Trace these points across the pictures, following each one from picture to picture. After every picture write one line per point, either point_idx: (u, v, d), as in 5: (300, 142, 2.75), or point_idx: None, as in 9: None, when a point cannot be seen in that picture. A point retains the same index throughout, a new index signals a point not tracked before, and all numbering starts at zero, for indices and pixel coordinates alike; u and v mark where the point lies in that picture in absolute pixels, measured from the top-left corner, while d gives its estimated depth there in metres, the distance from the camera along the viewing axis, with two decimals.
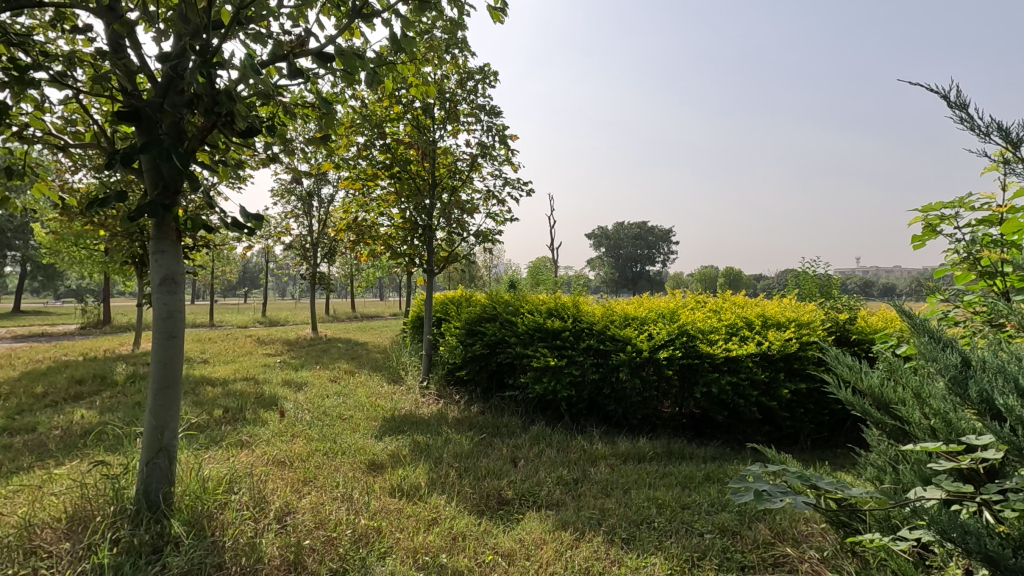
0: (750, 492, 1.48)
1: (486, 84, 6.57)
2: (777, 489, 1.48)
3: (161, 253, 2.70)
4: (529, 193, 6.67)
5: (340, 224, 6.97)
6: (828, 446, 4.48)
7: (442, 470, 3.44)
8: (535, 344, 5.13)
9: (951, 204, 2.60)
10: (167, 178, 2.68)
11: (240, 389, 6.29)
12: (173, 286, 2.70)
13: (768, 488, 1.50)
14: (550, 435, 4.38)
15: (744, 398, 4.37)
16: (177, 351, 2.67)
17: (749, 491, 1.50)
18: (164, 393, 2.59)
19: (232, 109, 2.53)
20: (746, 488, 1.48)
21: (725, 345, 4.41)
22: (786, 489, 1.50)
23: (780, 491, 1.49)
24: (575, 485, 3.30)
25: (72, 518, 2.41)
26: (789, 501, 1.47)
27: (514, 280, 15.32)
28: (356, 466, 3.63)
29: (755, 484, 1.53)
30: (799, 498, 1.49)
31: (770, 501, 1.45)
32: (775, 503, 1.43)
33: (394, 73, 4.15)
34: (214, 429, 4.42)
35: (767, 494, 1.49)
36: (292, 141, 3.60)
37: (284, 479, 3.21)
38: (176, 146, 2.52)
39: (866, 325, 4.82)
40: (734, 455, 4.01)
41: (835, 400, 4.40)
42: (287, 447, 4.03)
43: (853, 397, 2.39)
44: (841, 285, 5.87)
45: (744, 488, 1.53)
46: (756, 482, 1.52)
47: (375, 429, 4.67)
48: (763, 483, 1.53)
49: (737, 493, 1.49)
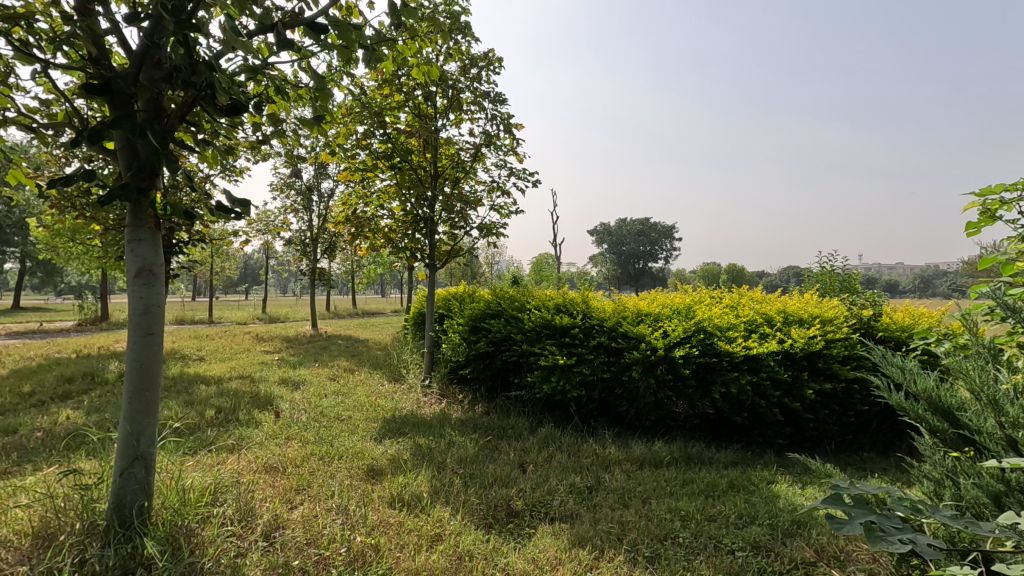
0: (855, 523, 1.18)
1: (490, 71, 6.31)
2: (893, 526, 1.18)
3: (138, 243, 2.45)
4: (535, 184, 6.43)
5: (339, 217, 6.72)
6: (853, 450, 4.25)
7: (445, 477, 3.20)
8: (542, 341, 4.87)
9: (1013, 187, 2.34)
10: (143, 159, 2.43)
11: (236, 387, 6.06)
12: (151, 278, 2.45)
13: (879, 522, 1.19)
14: (560, 438, 4.14)
15: (765, 399, 4.13)
16: (155, 350, 2.43)
17: (855, 523, 1.19)
18: (141, 395, 2.36)
19: (214, 80, 2.25)
20: (853, 519, 1.18)
21: (745, 343, 4.16)
22: (904, 527, 1.22)
23: (896, 528, 1.19)
24: (589, 494, 3.06)
25: (36, 536, 2.17)
26: (909, 543, 1.18)
27: (516, 275, 15.07)
28: (353, 472, 3.39)
29: (860, 514, 1.24)
30: (923, 539, 1.19)
31: (885, 541, 1.14)
32: (896, 546, 1.11)
33: (394, 54, 3.90)
34: (203, 432, 4.18)
35: (878, 529, 1.20)
36: (283, 124, 3.34)
37: (274, 488, 2.97)
38: (152, 123, 2.27)
39: (892, 322, 4.58)
40: (756, 459, 3.77)
41: (861, 401, 4.16)
42: (281, 452, 3.79)
43: (907, 402, 2.14)
44: (860, 279, 5.64)
45: (845, 517, 1.24)
46: (861, 512, 1.22)
47: (374, 431, 4.43)
48: (871, 514, 1.23)
49: (840, 525, 1.18)
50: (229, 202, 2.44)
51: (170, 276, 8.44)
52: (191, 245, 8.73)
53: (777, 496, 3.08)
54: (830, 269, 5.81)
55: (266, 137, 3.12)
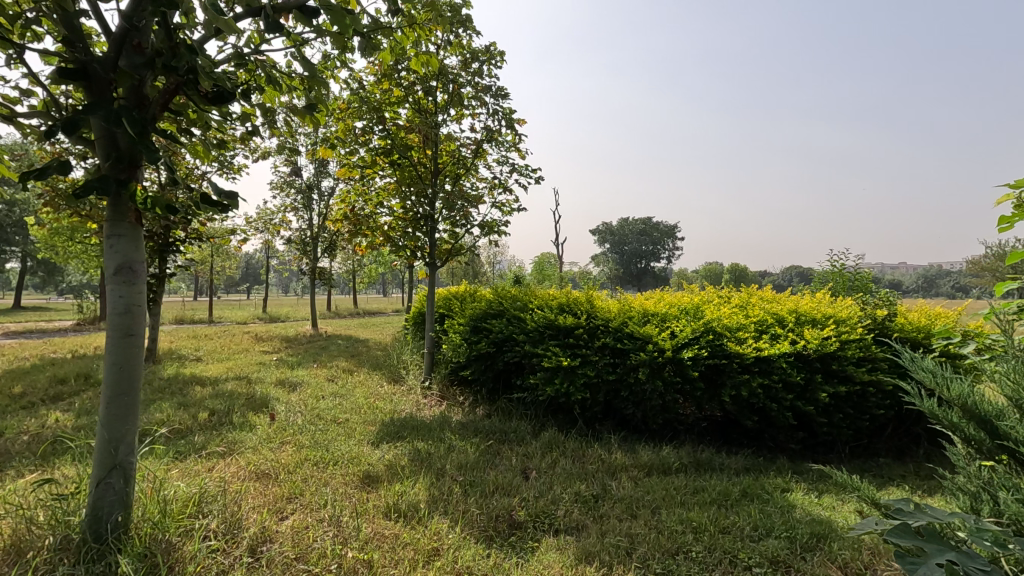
0: (933, 566, 1.13)
1: (491, 65, 6.16)
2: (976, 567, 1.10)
3: (117, 238, 2.31)
4: (537, 181, 6.27)
5: (338, 215, 6.58)
6: (868, 455, 4.09)
7: (444, 486, 3.05)
8: (545, 342, 4.72)
9: None
10: (123, 150, 2.29)
11: (231, 389, 5.93)
12: (130, 276, 2.31)
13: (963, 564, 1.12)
14: (564, 442, 3.99)
15: (777, 402, 3.97)
16: (135, 351, 2.30)
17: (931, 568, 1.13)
18: (119, 400, 2.23)
19: (194, 64, 2.11)
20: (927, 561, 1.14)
21: (757, 344, 4.00)
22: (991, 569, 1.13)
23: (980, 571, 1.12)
24: (596, 504, 2.91)
25: (4, 551, 2.05)
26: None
27: (518, 275, 14.94)
28: (348, 480, 3.24)
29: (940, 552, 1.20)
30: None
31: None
32: None
33: (391, 43, 3.76)
34: (195, 437, 4.04)
35: (961, 570, 1.13)
36: (275, 116, 3.20)
37: (263, 497, 2.83)
38: (130, 111, 2.14)
39: (908, 322, 4.42)
40: (769, 466, 3.62)
41: (876, 404, 4.01)
42: (275, 458, 3.65)
43: (941, 409, 1.98)
44: (871, 278, 5.48)
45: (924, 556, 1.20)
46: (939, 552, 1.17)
47: (372, 435, 4.28)
48: (953, 552, 1.18)
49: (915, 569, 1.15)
50: (210, 197, 2.30)
51: (167, 275, 8.30)
52: (188, 244, 8.60)
53: (793, 505, 2.92)
54: (840, 268, 5.65)
55: (254, 129, 2.96)
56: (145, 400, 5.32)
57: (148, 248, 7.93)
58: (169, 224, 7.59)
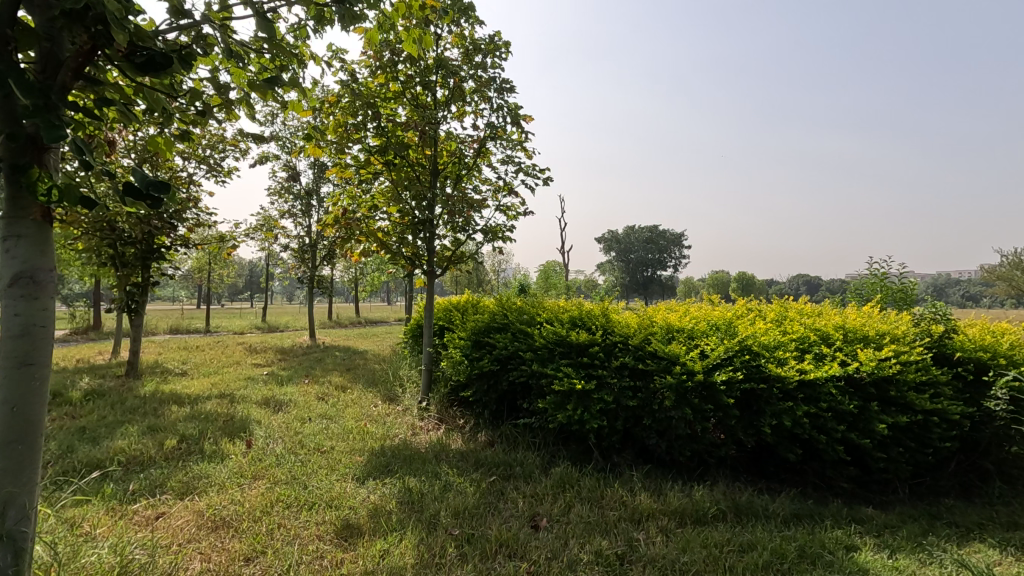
0: None
1: (495, 57, 5.68)
2: None
3: (14, 239, 1.76)
4: (546, 181, 5.57)
5: (329, 220, 6.09)
6: (931, 496, 3.52)
7: (435, 543, 2.52)
8: (555, 361, 4.19)
9: None
10: (24, 128, 1.77)
11: (209, 410, 5.40)
12: (32, 289, 1.77)
13: None
14: (578, 480, 3.45)
15: (824, 433, 3.42)
16: (35, 386, 1.78)
17: None
18: (10, 451, 1.73)
19: (102, 9, 1.58)
20: None
21: (801, 366, 3.46)
22: None
23: None
24: (622, 569, 2.37)
25: None
26: None
27: (524, 284, 14.42)
28: (322, 533, 2.71)
29: None
30: None
31: None
32: None
33: (378, 20, 3.26)
34: (155, 474, 3.53)
35: None
36: (241, 102, 2.70)
37: (213, 561, 2.32)
38: (21, 75, 1.62)
39: (971, 339, 3.86)
40: (822, 513, 3.06)
41: (941, 436, 3.45)
42: (241, 501, 3.11)
43: None
44: (918, 288, 4.93)
45: None
46: None
47: (357, 468, 3.75)
48: None
49: None
50: (126, 185, 1.71)
51: (152, 285, 7.82)
52: (175, 251, 8.12)
53: (865, 571, 2.37)
54: (881, 276, 5.10)
55: (205, 111, 2.45)
56: (112, 423, 4.80)
57: (130, 254, 7.45)
58: (152, 229, 7.11)
